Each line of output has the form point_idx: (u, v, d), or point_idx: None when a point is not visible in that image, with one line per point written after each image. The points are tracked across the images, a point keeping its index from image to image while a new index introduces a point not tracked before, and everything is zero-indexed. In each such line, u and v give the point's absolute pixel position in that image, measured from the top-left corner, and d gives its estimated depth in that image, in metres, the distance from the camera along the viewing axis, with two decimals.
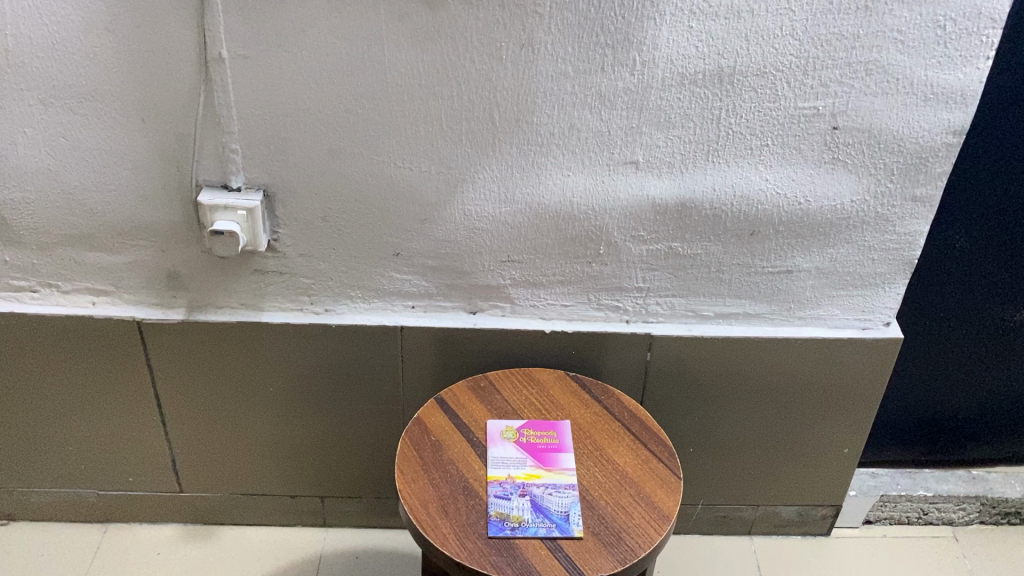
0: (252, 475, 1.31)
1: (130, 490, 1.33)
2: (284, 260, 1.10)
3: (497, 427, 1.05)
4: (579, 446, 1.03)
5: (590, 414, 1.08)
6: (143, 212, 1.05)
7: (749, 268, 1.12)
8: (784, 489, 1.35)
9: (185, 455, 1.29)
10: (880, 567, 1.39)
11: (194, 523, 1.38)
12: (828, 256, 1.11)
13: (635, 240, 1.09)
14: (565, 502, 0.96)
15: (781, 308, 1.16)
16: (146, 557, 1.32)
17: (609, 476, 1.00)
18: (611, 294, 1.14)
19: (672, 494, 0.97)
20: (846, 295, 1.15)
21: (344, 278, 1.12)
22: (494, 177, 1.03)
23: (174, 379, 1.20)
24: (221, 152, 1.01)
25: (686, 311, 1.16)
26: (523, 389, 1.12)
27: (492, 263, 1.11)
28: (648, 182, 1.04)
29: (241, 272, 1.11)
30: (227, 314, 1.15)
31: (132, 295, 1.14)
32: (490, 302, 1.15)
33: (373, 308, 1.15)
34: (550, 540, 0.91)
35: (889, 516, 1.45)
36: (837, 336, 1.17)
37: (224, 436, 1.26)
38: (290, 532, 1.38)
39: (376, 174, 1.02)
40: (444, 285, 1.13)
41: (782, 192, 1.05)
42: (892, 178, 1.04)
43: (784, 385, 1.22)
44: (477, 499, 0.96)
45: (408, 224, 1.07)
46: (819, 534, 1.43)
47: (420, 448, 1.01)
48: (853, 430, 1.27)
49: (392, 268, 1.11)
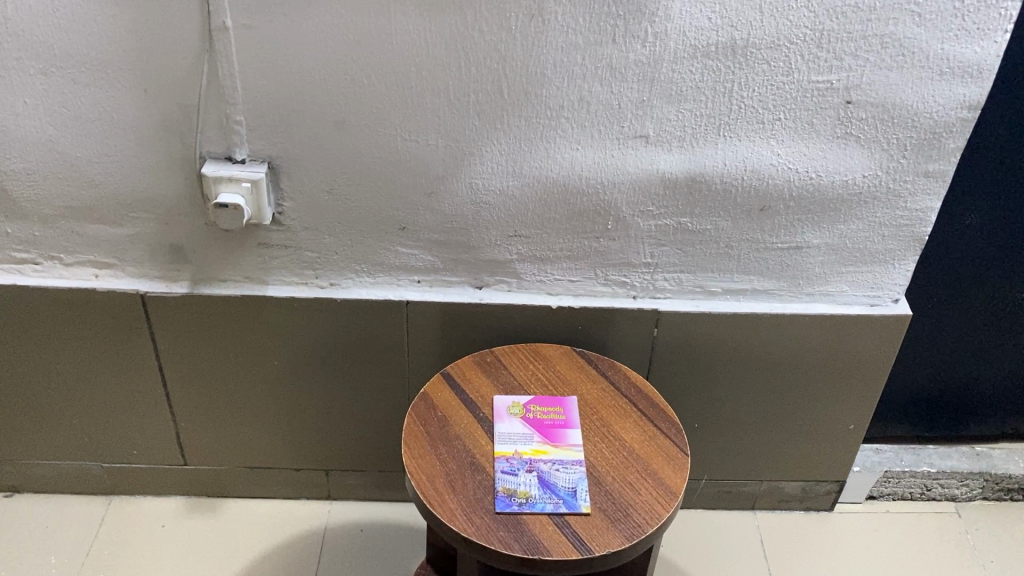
0: (256, 448, 1.31)
1: (134, 463, 1.33)
2: (288, 233, 1.09)
3: (503, 402, 1.05)
4: (587, 422, 1.03)
5: (597, 391, 1.08)
6: (146, 184, 1.04)
7: (758, 244, 1.11)
8: (788, 466, 1.35)
9: (190, 429, 1.29)
10: (883, 542, 1.39)
11: (197, 495, 1.38)
12: (838, 233, 1.10)
13: (643, 215, 1.08)
14: (572, 478, 0.96)
15: (790, 285, 1.15)
16: (152, 529, 1.33)
17: (616, 452, 1.00)
18: (619, 270, 1.13)
19: (680, 471, 0.97)
20: (856, 271, 1.14)
21: (349, 252, 1.11)
22: (501, 151, 1.02)
23: (177, 352, 1.19)
24: (224, 124, 0.99)
25: (693, 287, 1.15)
26: (530, 364, 1.11)
27: (499, 238, 1.10)
28: (658, 156, 1.03)
29: (244, 246, 1.10)
30: (231, 288, 1.14)
31: (135, 268, 1.13)
32: (496, 277, 1.14)
33: (378, 283, 1.14)
34: (557, 516, 0.92)
35: (892, 491, 1.45)
36: (845, 313, 1.17)
37: (228, 410, 1.26)
38: (296, 505, 1.38)
39: (383, 147, 1.01)
40: (450, 260, 1.12)
41: (792, 167, 1.03)
42: (905, 153, 1.03)
43: (791, 361, 1.21)
44: (483, 475, 0.96)
45: (415, 198, 1.06)
46: (821, 509, 1.43)
47: (426, 423, 1.01)
48: (859, 407, 1.27)
49: (398, 243, 1.10)
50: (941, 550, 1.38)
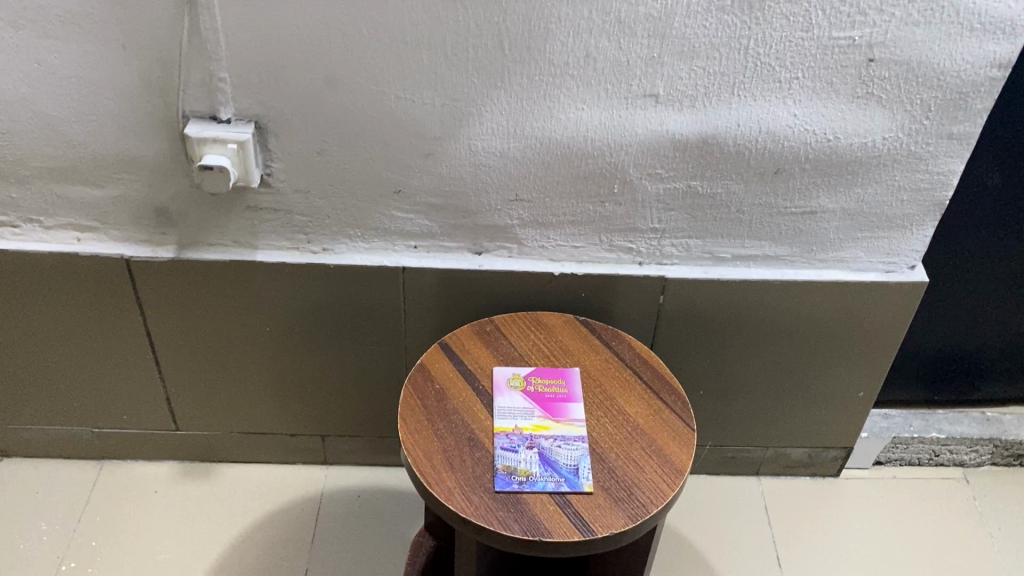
0: (249, 414, 1.28)
1: (125, 429, 1.29)
2: (278, 196, 1.04)
3: (503, 374, 1.01)
4: (590, 395, 0.99)
5: (601, 362, 1.03)
6: (126, 144, 0.99)
7: (771, 209, 1.06)
8: (795, 433, 1.32)
9: (180, 395, 1.25)
10: (890, 508, 1.37)
11: (191, 460, 1.35)
12: (854, 197, 1.05)
13: (651, 178, 1.02)
14: (574, 455, 0.93)
15: (802, 251, 1.11)
16: (143, 494, 1.30)
17: (620, 427, 0.96)
18: (624, 235, 1.08)
19: (685, 447, 0.94)
20: (872, 237, 1.09)
21: (342, 216, 1.06)
22: (502, 111, 0.96)
23: (165, 317, 1.15)
24: (208, 81, 0.94)
25: (702, 253, 1.11)
26: (531, 333, 1.06)
27: (500, 202, 1.04)
28: (669, 116, 0.97)
29: (232, 209, 1.05)
30: (219, 252, 1.09)
31: (118, 231, 1.08)
32: (497, 243, 1.09)
33: (373, 248, 1.10)
34: (559, 495, 0.89)
35: (899, 457, 1.42)
36: (858, 279, 1.12)
37: (221, 375, 1.23)
38: (291, 470, 1.35)
39: (376, 106, 0.95)
40: (448, 225, 1.07)
41: (809, 128, 0.98)
42: (928, 114, 0.97)
43: (801, 328, 1.17)
44: (482, 451, 0.92)
45: (411, 160, 1.00)
46: (827, 475, 1.41)
47: (424, 397, 0.97)
48: (870, 374, 1.23)
49: (393, 207, 1.05)
50: (948, 517, 1.36)
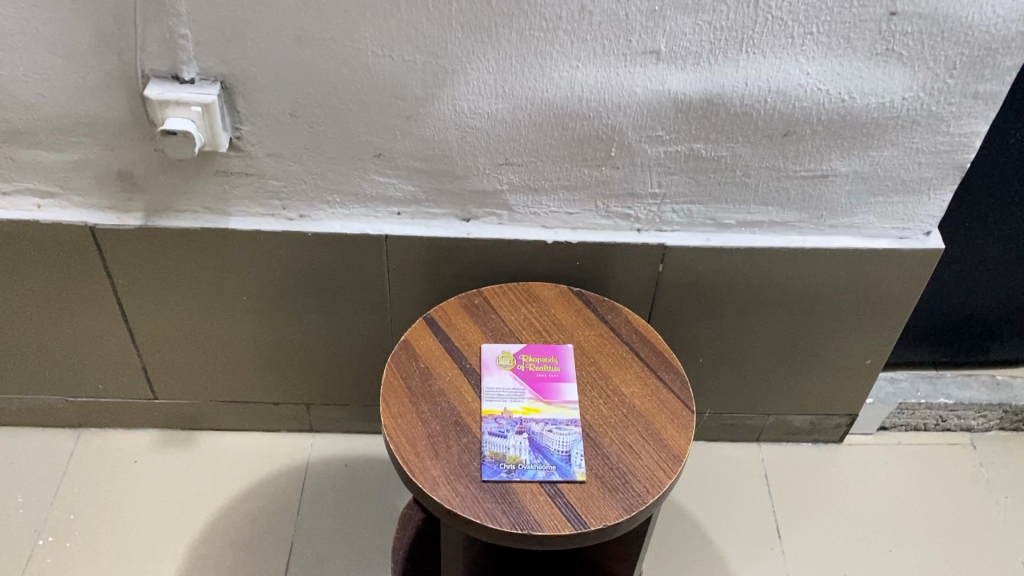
0: (230, 382, 1.23)
1: (101, 398, 1.24)
2: (249, 159, 0.96)
3: (492, 351, 0.95)
4: (584, 375, 0.94)
5: (595, 337, 0.97)
6: (83, 105, 0.91)
7: (779, 172, 0.99)
8: (799, 400, 1.27)
9: (157, 364, 1.20)
10: (893, 477, 1.33)
11: (172, 428, 1.30)
12: (869, 160, 0.98)
13: (652, 141, 0.95)
14: (567, 440, 0.87)
15: (812, 217, 1.04)
16: (123, 465, 1.26)
17: (614, 409, 0.91)
18: (622, 201, 1.01)
19: (684, 431, 0.89)
20: (886, 202, 1.02)
21: (319, 181, 0.99)
22: (489, 69, 0.88)
23: (136, 285, 1.09)
24: (168, 38, 0.85)
25: (705, 219, 1.04)
26: (522, 306, 1.00)
27: (488, 166, 0.97)
28: (670, 75, 0.89)
29: (201, 174, 0.98)
30: (189, 219, 1.02)
31: (81, 197, 1.01)
32: (485, 209, 1.02)
33: (354, 215, 1.03)
34: (549, 485, 0.84)
35: (904, 422, 1.37)
36: (870, 247, 1.06)
37: (198, 343, 1.17)
38: (275, 438, 1.30)
39: (353, 65, 0.88)
40: (433, 190, 1.00)
41: (823, 88, 0.90)
42: (952, 73, 0.89)
43: (807, 296, 1.11)
44: (469, 437, 0.87)
45: (392, 122, 0.93)
46: (830, 441, 1.36)
47: (407, 377, 0.92)
48: (879, 342, 1.18)
49: (374, 171, 0.98)
50: (953, 485, 1.32)
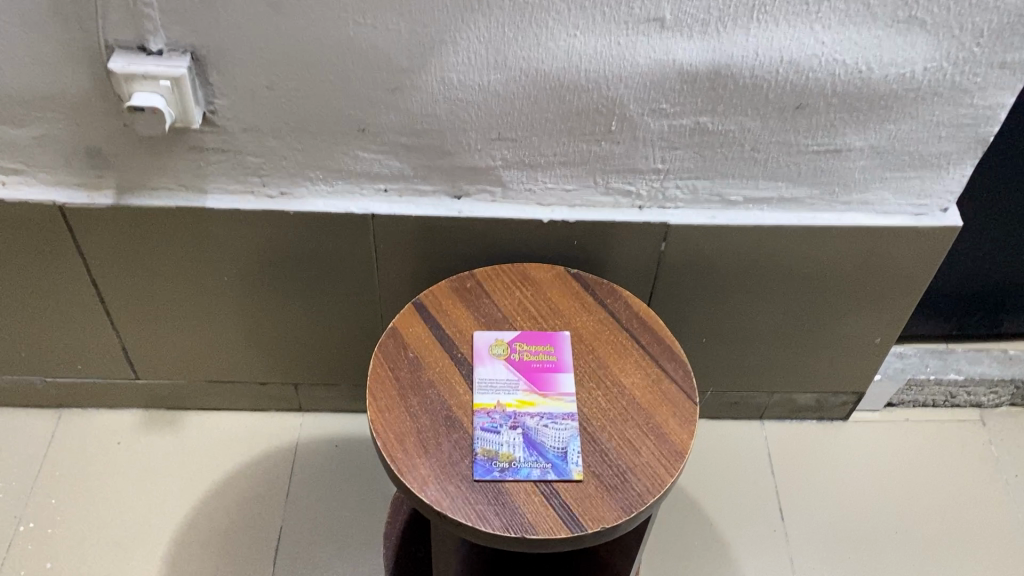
0: (213, 361, 1.18)
1: (81, 378, 1.20)
2: (224, 135, 0.90)
3: (485, 339, 0.90)
4: (581, 365, 0.89)
5: (593, 323, 0.92)
6: (43, 78, 0.84)
7: (790, 147, 0.93)
8: (804, 379, 1.23)
9: (137, 344, 1.15)
10: (899, 456, 1.29)
11: (156, 408, 1.26)
12: (885, 133, 0.91)
13: (655, 114, 0.89)
14: (563, 436, 0.83)
15: (824, 193, 0.98)
16: (106, 447, 1.22)
17: (613, 402, 0.86)
18: (623, 177, 0.96)
19: (687, 425, 0.84)
20: (902, 177, 0.96)
21: (300, 156, 0.93)
22: (479, 38, 0.82)
23: (111, 265, 1.04)
24: (130, 6, 0.79)
25: (710, 195, 0.98)
26: (517, 290, 0.95)
27: (480, 141, 0.91)
28: (675, 45, 0.82)
29: (174, 151, 0.92)
30: (163, 197, 0.96)
31: (48, 174, 0.95)
32: (477, 186, 0.96)
33: (338, 192, 0.97)
34: (544, 484, 0.79)
35: (913, 399, 1.33)
36: (884, 224, 1.00)
37: (179, 323, 1.12)
38: (263, 418, 1.26)
39: (332, 34, 0.81)
40: (422, 166, 0.94)
41: (839, 57, 0.84)
42: (979, 41, 0.83)
43: (816, 274, 1.06)
44: (460, 433, 0.83)
45: (376, 95, 0.86)
46: (835, 418, 1.32)
47: (396, 368, 0.87)
48: (889, 320, 1.13)
49: (358, 146, 0.92)
50: (961, 463, 1.28)
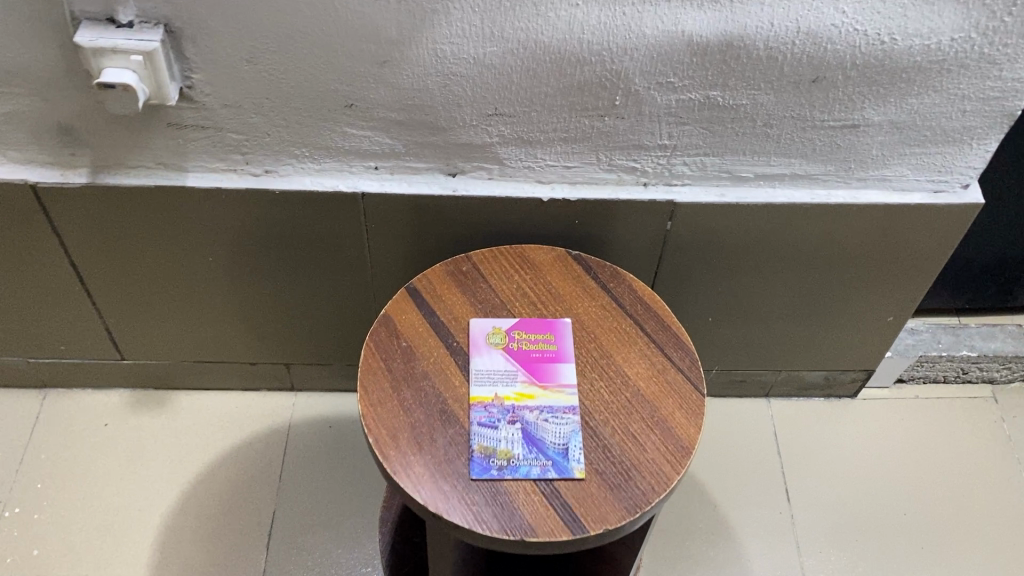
0: (201, 341, 1.14)
1: (65, 358, 1.16)
2: (204, 111, 0.85)
3: (481, 327, 0.86)
4: (583, 354, 0.85)
5: (596, 309, 0.88)
6: (6, 52, 0.79)
7: (805, 122, 0.87)
8: (812, 357, 1.19)
9: (121, 325, 1.11)
10: (909, 434, 1.25)
11: (144, 388, 1.22)
12: (906, 108, 0.86)
13: (662, 88, 0.83)
14: (564, 430, 0.79)
15: (839, 169, 0.93)
16: (93, 428, 1.18)
17: (617, 393, 0.82)
18: (627, 153, 0.90)
19: (694, 418, 0.80)
20: (922, 153, 0.91)
21: (285, 133, 0.88)
22: (474, 8, 0.76)
23: (89, 245, 0.99)
24: None
25: (719, 172, 0.93)
26: (516, 274, 0.90)
27: (475, 117, 0.86)
28: (685, 15, 0.77)
29: (151, 128, 0.86)
30: (142, 176, 0.91)
31: (19, 152, 0.90)
32: (473, 163, 0.91)
33: (327, 170, 0.92)
34: (544, 483, 0.76)
35: (923, 375, 1.29)
36: (901, 202, 0.95)
37: (164, 303, 1.07)
38: (254, 397, 1.22)
39: (315, 4, 0.75)
40: (414, 143, 0.89)
41: (859, 28, 0.78)
42: (1011, 10, 0.77)
43: (829, 253, 1.01)
44: (457, 428, 0.79)
45: (364, 68, 0.81)
46: (843, 395, 1.29)
47: (388, 359, 0.83)
48: (903, 299, 1.08)
49: (346, 122, 0.86)
50: (973, 443, 1.24)
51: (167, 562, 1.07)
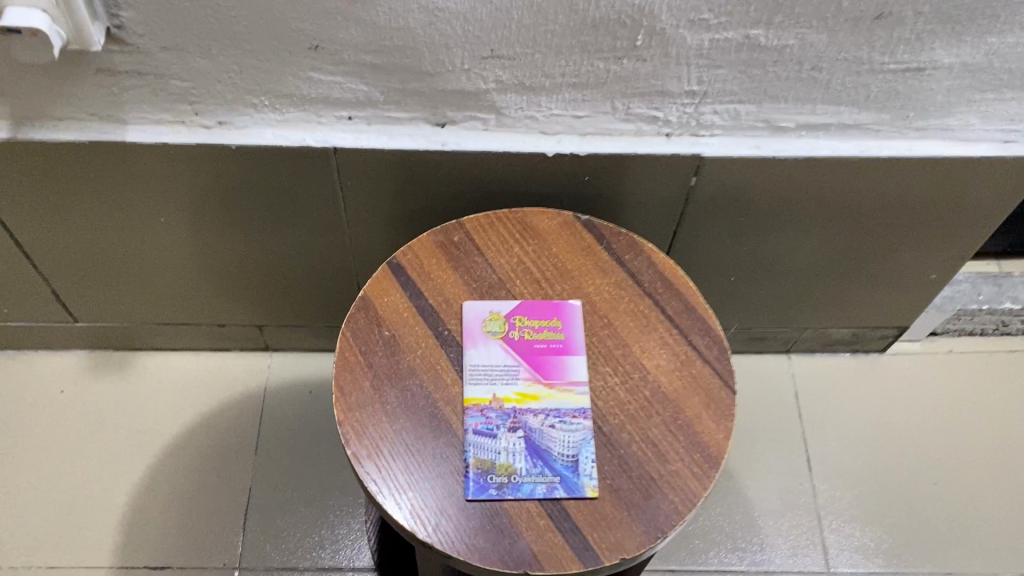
0: (161, 303, 1.02)
1: (11, 321, 1.04)
2: (138, 55, 0.70)
3: (477, 312, 0.74)
4: (595, 344, 0.73)
5: (610, 288, 0.76)
6: None
7: (861, 65, 0.73)
8: (841, 314, 1.08)
9: (69, 287, 0.98)
10: (942, 393, 1.15)
11: (104, 349, 1.11)
12: (984, 48, 0.71)
13: (694, 26, 0.68)
14: (574, 439, 0.68)
15: (895, 118, 0.79)
16: (48, 396, 1.07)
17: (634, 392, 0.71)
18: (648, 100, 0.76)
19: (724, 421, 0.69)
20: (994, 99, 0.77)
21: (239, 80, 0.73)
22: None
23: (20, 205, 0.85)
24: None
25: (754, 121, 0.79)
26: (517, 245, 0.78)
27: (467, 60, 0.71)
28: None
29: (77, 76, 0.72)
30: (72, 130, 0.77)
31: None
32: (465, 112, 0.77)
33: (292, 121, 0.78)
34: (551, 504, 0.65)
35: (959, 328, 1.18)
36: (964, 154, 0.81)
37: (115, 265, 0.95)
38: (225, 358, 1.11)
39: None
40: (394, 90, 0.74)
41: None
42: None
43: (874, 209, 0.88)
44: (450, 437, 0.68)
45: (329, 3, 0.65)
46: (871, 351, 1.18)
47: (368, 353, 0.71)
48: (950, 256, 0.96)
49: (311, 66, 0.71)
50: (1012, 402, 1.14)
51: (134, 547, 0.98)
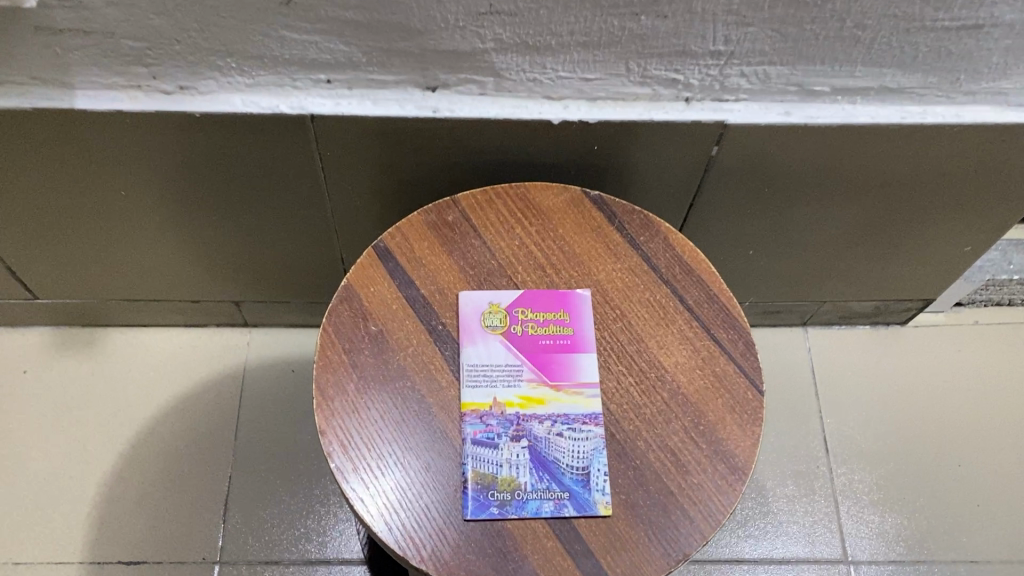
0: (128, 279, 0.93)
1: None
2: (81, 10, 0.60)
3: (475, 303, 0.66)
4: (606, 339, 0.65)
5: (622, 274, 0.68)
6: None
7: (911, 23, 0.64)
8: (863, 287, 1.00)
9: (25, 263, 0.90)
10: (966, 367, 1.09)
11: (69, 326, 1.02)
12: None
13: None
14: (584, 449, 0.61)
15: (943, 80, 0.70)
16: (10, 377, 0.99)
17: (651, 393, 0.63)
18: (666, 61, 0.67)
19: (751, 426, 0.62)
20: None
21: (200, 38, 0.63)
22: None
23: None
24: None
25: (785, 85, 0.70)
26: (518, 225, 0.69)
27: (463, 16, 0.62)
28: None
29: (12, 35, 0.62)
30: (12, 96, 0.68)
31: None
32: (459, 75, 0.68)
33: (263, 85, 0.69)
34: (559, 523, 0.58)
35: (986, 298, 1.11)
36: (1018, 120, 0.73)
37: (73, 240, 0.86)
38: (201, 334, 1.04)
39: None
40: (379, 50, 0.65)
41: None
42: None
43: (910, 179, 0.80)
44: (447, 447, 0.61)
45: None
46: (892, 323, 1.11)
47: (353, 351, 0.63)
48: (987, 227, 0.88)
49: (282, 23, 0.62)
50: None
51: (106, 542, 0.91)
